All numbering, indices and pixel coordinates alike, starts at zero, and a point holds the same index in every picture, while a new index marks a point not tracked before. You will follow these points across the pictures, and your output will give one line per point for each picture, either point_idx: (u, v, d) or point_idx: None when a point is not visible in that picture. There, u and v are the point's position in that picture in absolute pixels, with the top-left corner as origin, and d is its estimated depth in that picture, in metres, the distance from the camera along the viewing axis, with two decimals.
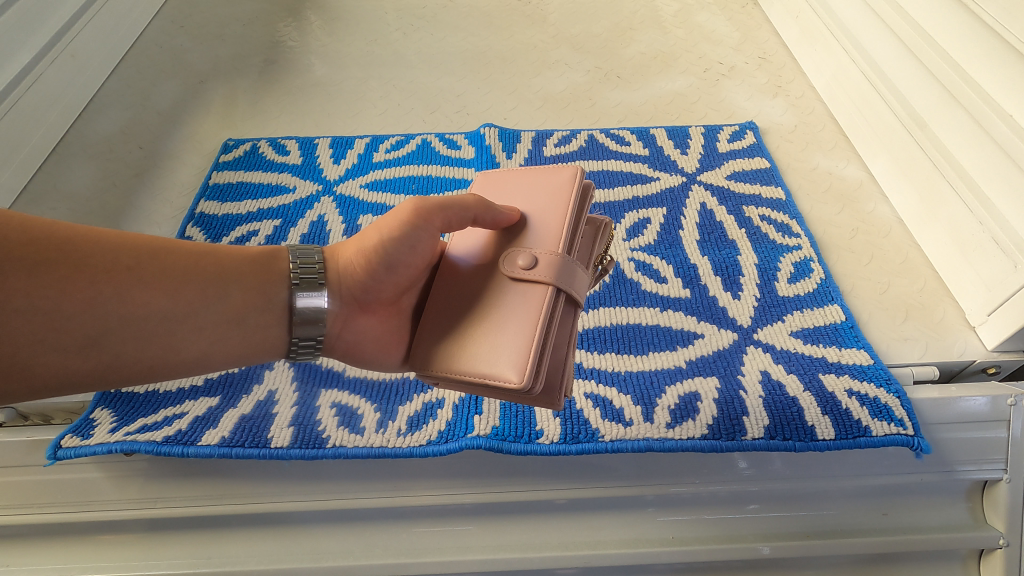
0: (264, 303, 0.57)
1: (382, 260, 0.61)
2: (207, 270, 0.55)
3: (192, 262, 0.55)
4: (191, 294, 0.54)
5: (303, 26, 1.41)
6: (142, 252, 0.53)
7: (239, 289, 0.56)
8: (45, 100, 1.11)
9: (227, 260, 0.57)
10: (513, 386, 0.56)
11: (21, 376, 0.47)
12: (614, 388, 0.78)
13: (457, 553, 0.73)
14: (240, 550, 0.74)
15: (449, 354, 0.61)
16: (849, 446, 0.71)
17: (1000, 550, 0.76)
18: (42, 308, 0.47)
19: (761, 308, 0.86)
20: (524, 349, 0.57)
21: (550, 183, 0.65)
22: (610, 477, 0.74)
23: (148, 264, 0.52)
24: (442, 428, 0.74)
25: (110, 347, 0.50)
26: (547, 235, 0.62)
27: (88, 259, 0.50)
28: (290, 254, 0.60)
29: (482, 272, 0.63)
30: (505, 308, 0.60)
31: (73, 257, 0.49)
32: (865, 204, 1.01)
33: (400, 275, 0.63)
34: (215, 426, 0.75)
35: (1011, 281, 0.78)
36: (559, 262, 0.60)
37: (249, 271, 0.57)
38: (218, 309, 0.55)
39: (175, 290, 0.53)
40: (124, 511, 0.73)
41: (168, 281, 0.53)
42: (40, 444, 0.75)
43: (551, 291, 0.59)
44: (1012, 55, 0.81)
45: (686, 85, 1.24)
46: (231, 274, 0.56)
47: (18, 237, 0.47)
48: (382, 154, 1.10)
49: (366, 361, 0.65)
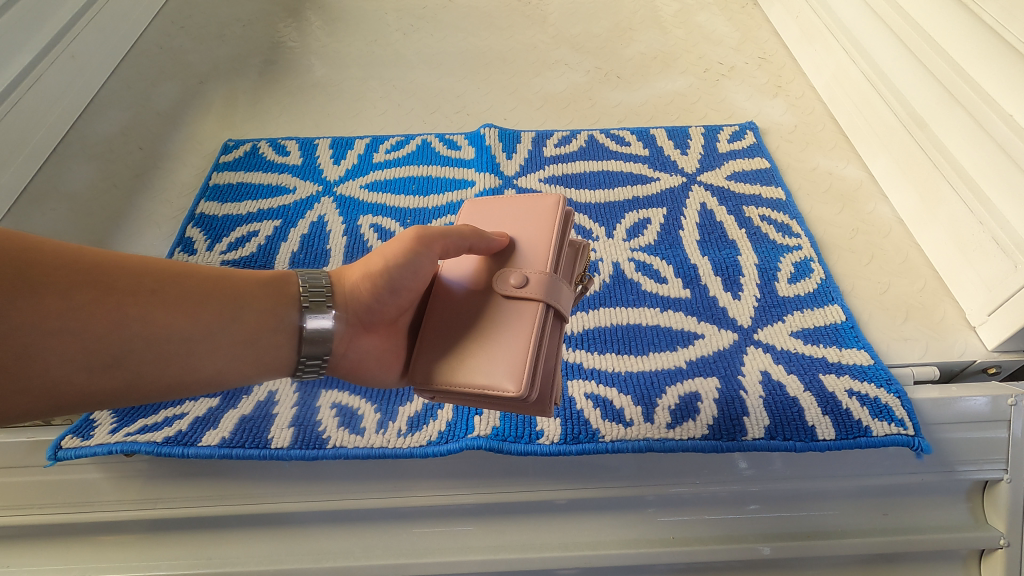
0: (272, 320, 0.57)
1: (386, 283, 0.61)
2: (224, 293, 0.55)
3: (210, 284, 0.55)
4: (209, 316, 0.53)
5: (303, 26, 1.41)
6: (164, 276, 0.53)
7: (253, 310, 0.56)
8: (46, 101, 1.10)
9: (243, 283, 0.57)
10: (510, 395, 0.56)
11: (47, 394, 0.47)
12: (614, 388, 0.78)
13: (457, 553, 0.73)
14: (240, 550, 0.74)
15: (446, 367, 0.60)
16: (848, 446, 0.71)
17: (1000, 550, 0.76)
18: (72, 329, 0.47)
19: (761, 308, 0.86)
20: (520, 360, 0.58)
21: (534, 207, 0.66)
22: (611, 477, 0.74)
23: (170, 287, 0.52)
24: (442, 428, 0.74)
25: (130, 366, 0.50)
26: (535, 252, 0.63)
27: (115, 282, 0.50)
28: (299, 278, 0.60)
29: (475, 291, 0.63)
30: (499, 323, 0.60)
31: (98, 277, 0.49)
32: (865, 204, 1.01)
33: (403, 297, 0.63)
34: (215, 427, 0.75)
35: (1011, 280, 0.78)
36: (548, 280, 0.61)
37: (263, 293, 0.57)
38: (234, 328, 0.55)
39: (194, 311, 0.53)
40: (122, 512, 0.73)
41: (187, 303, 0.52)
42: (41, 444, 0.76)
43: (542, 307, 0.60)
44: (1012, 55, 0.81)
45: (686, 84, 1.24)
46: (248, 294, 0.56)
47: (51, 261, 0.48)
48: (382, 155, 1.10)
49: (367, 378, 0.65)
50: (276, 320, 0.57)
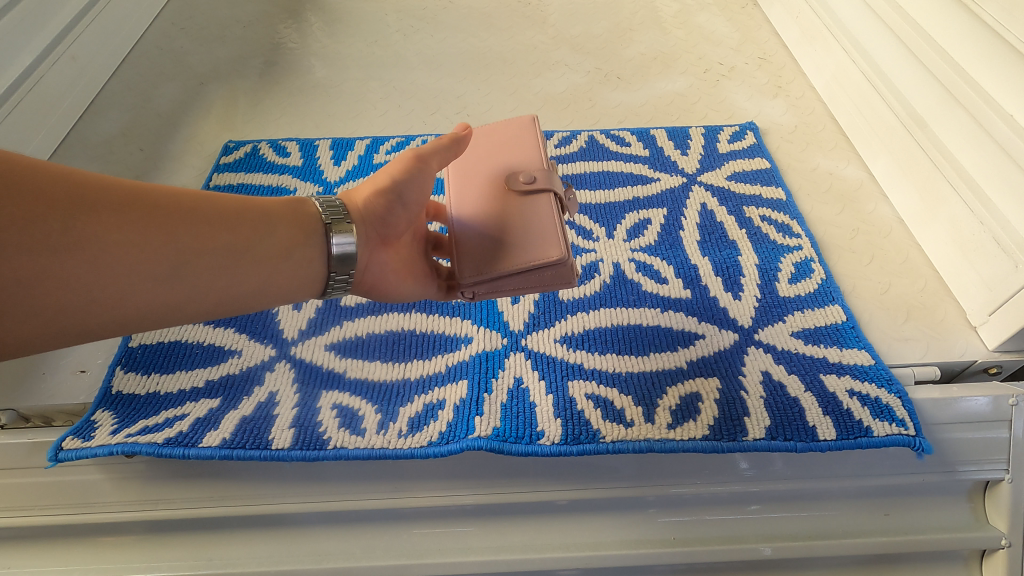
0: (297, 233, 0.58)
1: (397, 197, 0.64)
2: (256, 212, 0.56)
3: (242, 205, 0.55)
4: (246, 231, 0.54)
5: (303, 28, 1.41)
6: (200, 196, 0.54)
7: (285, 228, 0.57)
8: (47, 101, 1.10)
9: (271, 205, 0.57)
10: (559, 262, 0.63)
11: (110, 309, 0.49)
12: (615, 389, 0.77)
13: (458, 553, 0.74)
14: (240, 551, 0.74)
15: (488, 259, 0.65)
16: (850, 447, 0.71)
17: (1002, 550, 0.76)
18: (126, 242, 0.48)
19: (762, 308, 0.86)
20: (555, 235, 0.65)
21: (510, 126, 0.76)
22: (612, 478, 0.74)
23: (207, 206, 0.53)
24: (443, 429, 0.73)
25: (162, 301, 0.50)
26: (530, 156, 0.72)
27: (157, 201, 0.51)
28: (315, 201, 0.60)
29: (487, 197, 0.70)
30: (523, 214, 0.67)
31: (142, 196, 0.50)
32: (865, 204, 1.01)
33: (412, 212, 0.66)
34: (215, 428, 0.74)
35: (1011, 280, 0.78)
36: (551, 173, 0.70)
37: (291, 213, 0.58)
38: (270, 243, 0.55)
39: (232, 226, 0.54)
40: (123, 513, 0.73)
41: (223, 220, 0.53)
42: (41, 445, 0.75)
43: (555, 195, 0.68)
44: (1012, 55, 0.81)
45: (686, 85, 1.25)
46: (274, 217, 0.57)
47: (96, 182, 0.49)
48: (382, 156, 1.10)
49: (388, 293, 0.67)
50: (301, 232, 0.58)
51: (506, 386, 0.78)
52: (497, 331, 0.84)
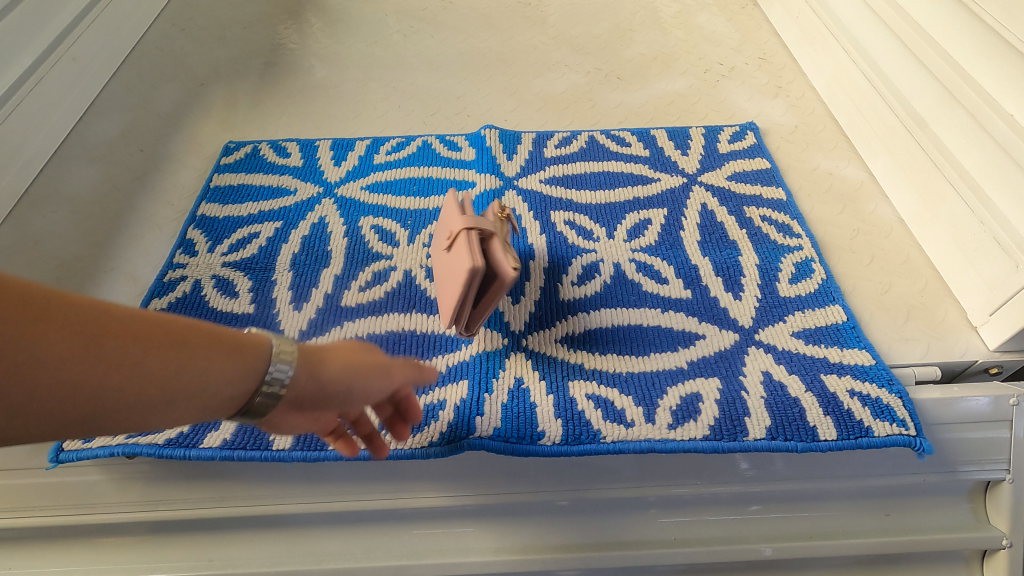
0: (231, 371, 0.44)
1: (345, 388, 0.51)
2: (216, 351, 0.43)
3: (197, 338, 0.42)
4: (198, 379, 0.42)
5: (303, 29, 1.41)
6: (148, 330, 0.40)
7: (244, 372, 0.44)
8: (47, 102, 1.10)
9: (232, 340, 0.44)
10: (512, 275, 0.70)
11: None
12: (615, 389, 0.77)
13: (460, 554, 0.75)
14: (241, 552, 0.75)
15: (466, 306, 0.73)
16: (849, 447, 0.72)
17: (1003, 551, 0.76)
18: (35, 390, 0.35)
19: (762, 308, 0.86)
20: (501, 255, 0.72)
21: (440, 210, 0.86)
22: (612, 478, 0.74)
23: (154, 347, 0.40)
24: (444, 430, 0.72)
25: (95, 427, 0.40)
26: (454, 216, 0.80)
27: (97, 338, 0.38)
28: (274, 358, 0.45)
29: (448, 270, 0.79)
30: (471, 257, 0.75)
31: (73, 331, 0.37)
32: (865, 204, 1.01)
33: (349, 406, 0.53)
34: (215, 428, 0.73)
35: (1012, 280, 0.78)
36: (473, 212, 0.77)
37: (254, 356, 0.45)
38: (223, 390, 0.43)
39: (179, 372, 0.41)
40: (126, 514, 0.73)
41: (171, 365, 0.40)
42: (42, 447, 0.75)
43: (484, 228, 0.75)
44: (1013, 55, 0.81)
45: (687, 85, 1.25)
46: (235, 359, 0.44)
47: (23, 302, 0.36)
48: (382, 156, 1.10)
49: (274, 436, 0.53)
50: (239, 373, 0.44)
51: (506, 386, 0.77)
52: (497, 331, 0.84)
